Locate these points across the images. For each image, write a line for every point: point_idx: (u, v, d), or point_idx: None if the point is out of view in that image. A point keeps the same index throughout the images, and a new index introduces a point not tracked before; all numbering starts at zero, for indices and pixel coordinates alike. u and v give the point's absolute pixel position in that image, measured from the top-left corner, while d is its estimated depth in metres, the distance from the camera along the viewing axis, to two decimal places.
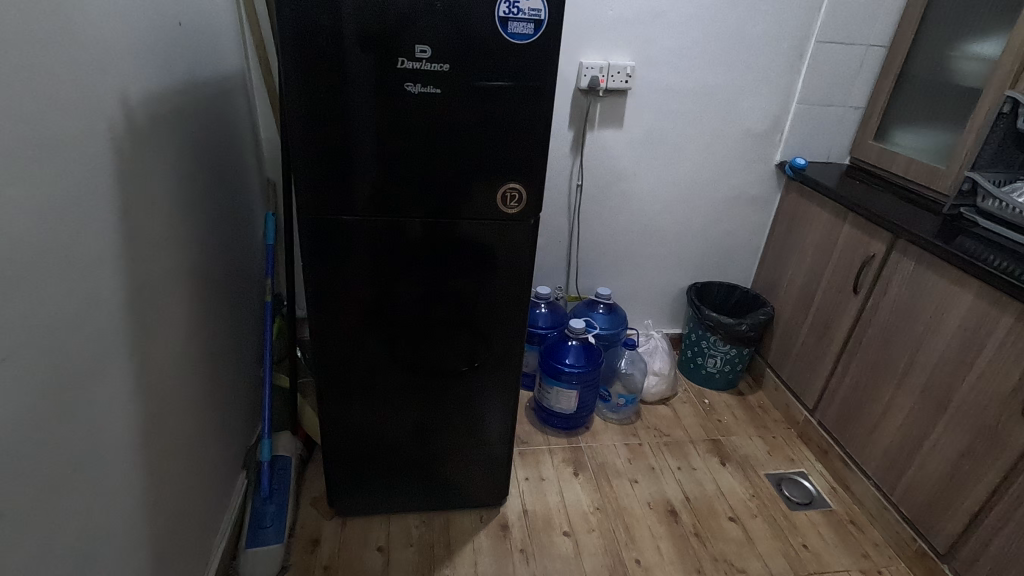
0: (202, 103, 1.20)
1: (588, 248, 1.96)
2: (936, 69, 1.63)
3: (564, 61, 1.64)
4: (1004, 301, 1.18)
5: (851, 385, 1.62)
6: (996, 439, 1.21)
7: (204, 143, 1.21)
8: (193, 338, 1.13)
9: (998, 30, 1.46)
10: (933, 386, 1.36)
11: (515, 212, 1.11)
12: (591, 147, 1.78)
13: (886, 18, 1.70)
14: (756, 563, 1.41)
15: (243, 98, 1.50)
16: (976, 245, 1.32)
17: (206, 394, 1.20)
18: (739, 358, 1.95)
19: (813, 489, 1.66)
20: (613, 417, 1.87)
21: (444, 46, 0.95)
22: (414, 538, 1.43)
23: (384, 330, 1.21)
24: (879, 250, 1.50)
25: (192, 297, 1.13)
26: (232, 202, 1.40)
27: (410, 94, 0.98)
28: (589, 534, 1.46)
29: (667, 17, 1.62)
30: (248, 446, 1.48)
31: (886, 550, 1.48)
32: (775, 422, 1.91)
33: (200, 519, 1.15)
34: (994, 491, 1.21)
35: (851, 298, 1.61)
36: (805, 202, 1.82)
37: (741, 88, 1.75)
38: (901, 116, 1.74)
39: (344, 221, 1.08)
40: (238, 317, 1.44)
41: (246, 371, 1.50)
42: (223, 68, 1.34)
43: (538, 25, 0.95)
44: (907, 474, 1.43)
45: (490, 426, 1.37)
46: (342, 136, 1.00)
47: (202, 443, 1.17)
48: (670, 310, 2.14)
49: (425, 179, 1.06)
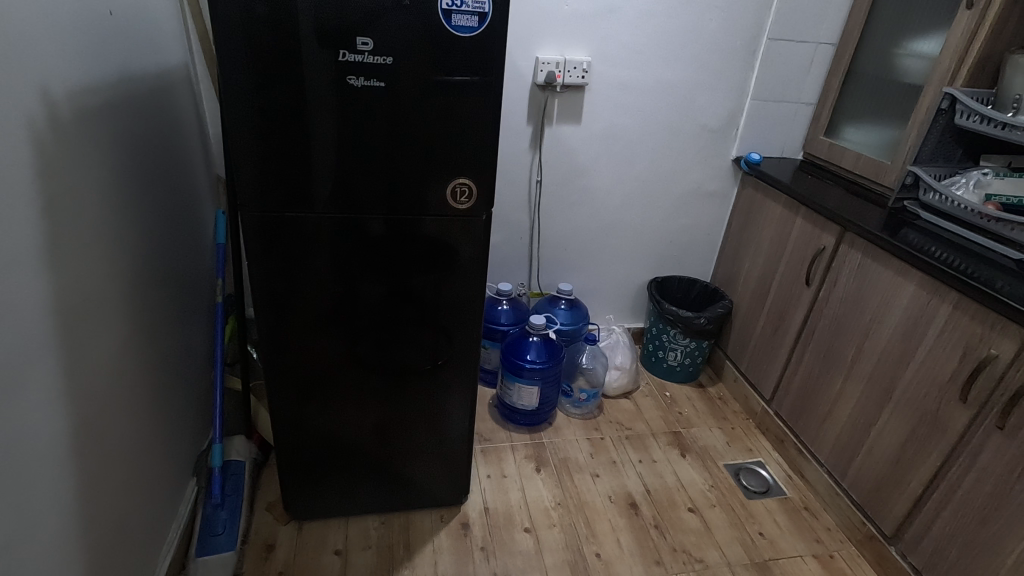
0: (139, 97, 1.15)
1: (550, 244, 1.96)
2: (881, 66, 1.68)
3: (519, 56, 1.64)
4: (943, 290, 1.23)
5: (805, 375, 1.65)
6: (936, 424, 1.25)
7: (141, 138, 1.16)
8: (132, 340, 1.09)
9: (937, 29, 1.51)
10: (879, 374, 1.40)
11: (466, 208, 1.09)
12: (550, 143, 1.78)
13: (835, 16, 1.74)
14: (714, 553, 1.44)
15: (188, 93, 1.45)
16: (919, 237, 1.36)
17: (148, 399, 1.15)
18: (699, 351, 1.98)
19: (770, 477, 1.69)
20: (576, 412, 1.88)
21: (386, 37, 0.92)
22: (372, 540, 1.41)
23: (342, 329, 1.19)
24: (829, 243, 1.54)
25: (130, 298, 1.08)
26: (177, 201, 1.35)
27: (355, 87, 0.95)
28: (550, 529, 1.47)
29: (623, 12, 1.63)
30: (199, 451, 1.44)
31: (837, 534, 1.52)
32: (734, 413, 1.94)
33: (143, 531, 1.11)
34: (936, 474, 1.25)
35: (804, 290, 1.65)
36: (760, 197, 1.86)
37: (697, 84, 1.78)
38: (850, 111, 1.78)
39: (297, 220, 1.05)
40: (186, 319, 1.39)
41: (195, 373, 1.45)
42: (163, 61, 1.29)
43: (482, 17, 0.94)
44: (856, 460, 1.47)
45: (450, 423, 1.36)
46: (286, 133, 0.98)
47: (145, 448, 1.13)
48: (632, 304, 2.16)
49: (378, 177, 1.04)
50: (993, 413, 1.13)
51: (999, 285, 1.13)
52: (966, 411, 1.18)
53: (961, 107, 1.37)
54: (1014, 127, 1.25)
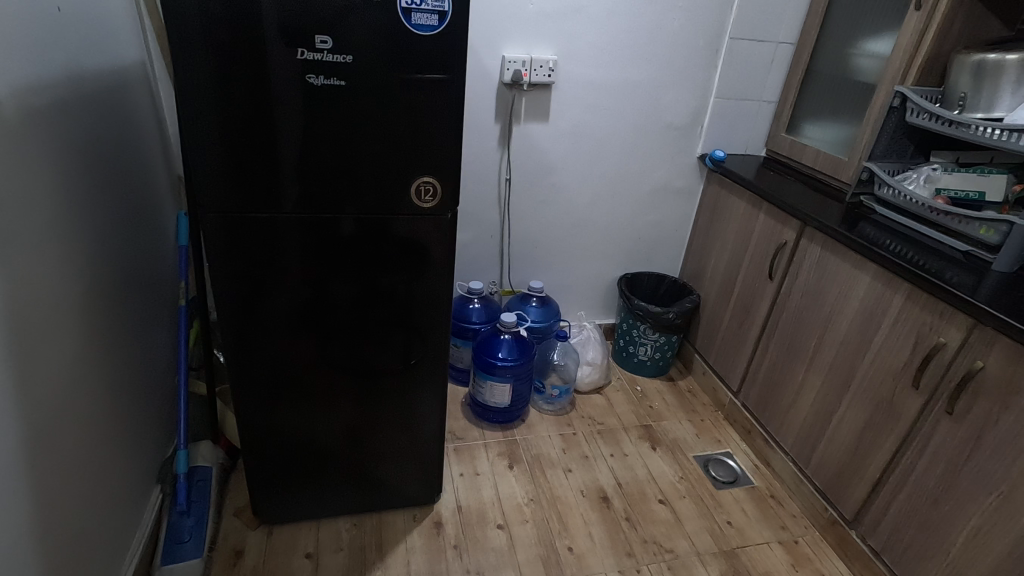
0: (91, 95, 1.12)
1: (520, 242, 1.97)
2: (838, 65, 1.73)
3: (485, 55, 1.64)
4: (896, 282, 1.27)
5: (770, 366, 1.69)
6: (891, 410, 1.30)
7: (94, 136, 1.12)
8: (87, 344, 1.06)
9: (888, 30, 1.56)
10: (839, 364, 1.44)
11: (431, 207, 1.09)
12: (518, 141, 1.79)
13: (793, 17, 1.78)
14: (683, 543, 1.47)
15: (145, 92, 1.41)
16: (875, 231, 1.41)
17: (107, 409, 1.12)
18: (668, 345, 2.01)
19: (737, 467, 1.73)
20: (549, 408, 1.89)
21: (344, 36, 0.92)
22: (344, 541, 1.40)
23: (313, 330, 1.17)
24: (790, 237, 1.59)
25: (85, 302, 1.05)
26: (134, 204, 1.31)
27: (315, 86, 0.94)
28: (522, 524, 1.48)
29: (588, 12, 1.64)
30: (163, 458, 1.41)
31: (802, 520, 1.56)
32: (703, 406, 1.98)
33: (104, 540, 1.08)
34: (892, 458, 1.30)
35: (767, 284, 1.69)
36: (724, 193, 1.89)
37: (662, 84, 1.81)
38: (809, 109, 1.83)
39: (263, 220, 1.04)
40: (147, 324, 1.36)
41: (158, 378, 1.42)
42: (118, 59, 1.26)
43: (442, 16, 0.95)
44: (819, 448, 1.52)
45: (421, 422, 1.35)
46: (249, 133, 0.96)
47: (104, 455, 1.10)
48: (603, 301, 2.19)
49: (344, 177, 1.03)
50: (943, 399, 1.18)
51: (948, 277, 1.18)
52: (919, 397, 1.23)
53: (911, 105, 1.43)
54: (961, 124, 1.30)
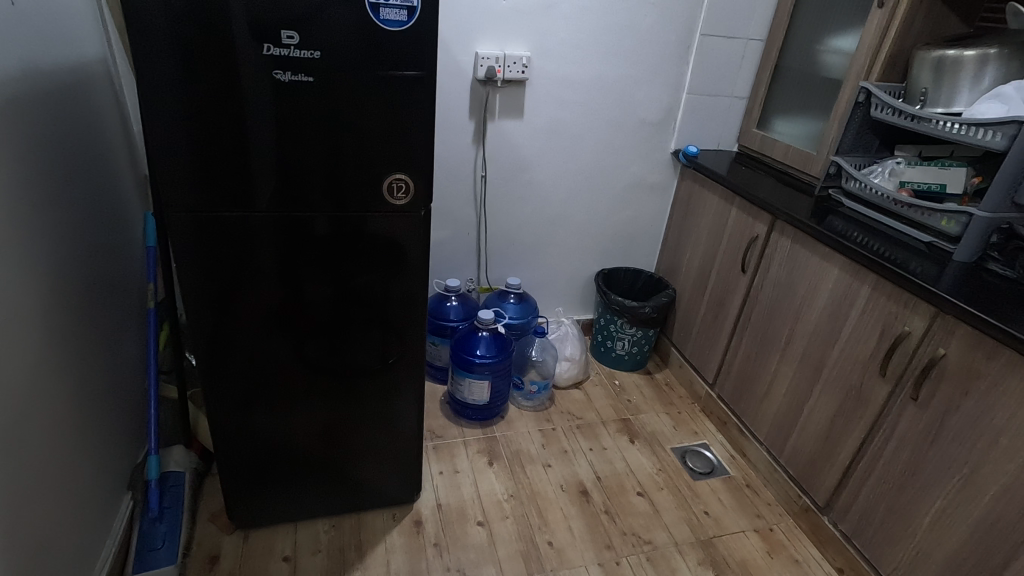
0: (49, 92, 1.08)
1: (497, 239, 1.97)
2: (806, 62, 1.76)
3: (458, 51, 1.63)
4: (863, 273, 1.30)
5: (743, 358, 1.72)
6: (860, 398, 1.33)
7: (53, 135, 1.09)
8: (51, 349, 1.03)
9: (853, 26, 1.60)
10: (810, 355, 1.47)
11: (404, 204, 1.08)
12: (492, 138, 1.79)
13: (762, 14, 1.81)
14: (662, 534, 1.48)
15: (108, 90, 1.38)
16: (844, 224, 1.44)
17: (72, 415, 1.09)
18: (645, 339, 2.03)
19: (714, 458, 1.76)
20: (528, 404, 1.89)
21: (311, 30, 0.90)
22: (323, 543, 1.38)
23: (289, 330, 1.16)
24: (761, 231, 1.62)
25: (47, 305, 1.03)
26: (98, 204, 1.28)
27: (282, 83, 0.93)
28: (502, 520, 1.48)
29: (560, 8, 1.65)
30: (134, 464, 1.38)
31: (777, 508, 1.60)
32: (680, 398, 2.01)
33: (72, 549, 1.06)
34: (861, 445, 1.34)
35: (740, 277, 1.72)
36: (698, 188, 1.92)
37: (635, 80, 1.82)
38: (779, 104, 1.86)
39: (234, 219, 1.02)
40: (114, 328, 1.33)
41: (127, 384, 1.39)
42: (78, 56, 1.22)
43: (411, 12, 0.93)
44: (792, 437, 1.55)
45: (400, 421, 1.34)
46: (218, 131, 0.94)
47: (70, 461, 1.07)
48: (581, 296, 2.20)
49: (317, 175, 1.02)
50: (908, 386, 1.21)
51: (913, 267, 1.21)
52: (886, 385, 1.26)
53: (875, 100, 1.46)
54: (922, 119, 1.33)
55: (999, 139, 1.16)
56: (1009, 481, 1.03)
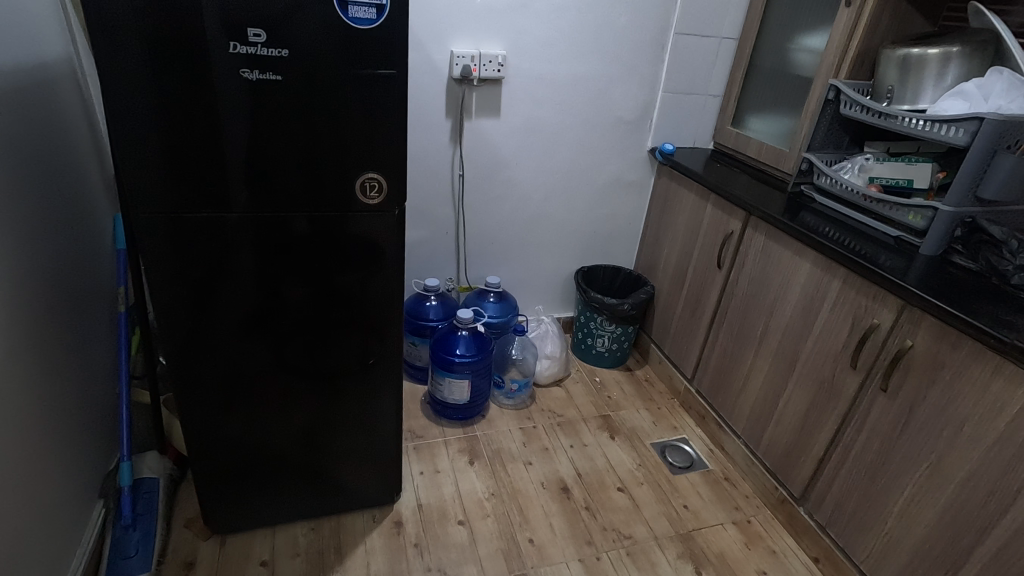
0: (11, 93, 1.06)
1: (476, 237, 1.97)
2: (778, 60, 1.79)
3: (433, 50, 1.62)
4: (833, 267, 1.33)
5: (720, 353, 1.75)
6: (832, 391, 1.36)
7: (15, 135, 1.06)
8: (16, 354, 1.01)
9: (823, 25, 1.62)
10: (784, 349, 1.50)
11: (377, 203, 1.07)
12: (469, 137, 1.78)
13: (734, 13, 1.83)
14: (642, 528, 1.50)
15: (73, 91, 1.35)
16: (816, 220, 1.46)
17: (40, 422, 1.07)
18: (625, 336, 2.05)
19: (693, 452, 1.78)
20: (509, 403, 1.90)
21: (277, 27, 0.89)
22: (302, 547, 1.37)
23: (267, 332, 1.14)
24: (736, 227, 1.64)
25: (12, 309, 1.00)
26: (65, 207, 1.25)
27: (249, 81, 0.91)
28: (483, 519, 1.48)
29: (534, 7, 1.65)
30: (106, 471, 1.35)
31: (754, 500, 1.62)
32: (660, 394, 2.02)
33: (42, 558, 1.04)
34: (834, 436, 1.36)
35: (716, 273, 1.74)
36: (674, 185, 1.94)
37: (611, 78, 1.83)
38: (752, 102, 1.89)
39: (208, 220, 1.00)
40: (83, 333, 1.30)
41: (97, 390, 1.36)
42: (41, 55, 1.19)
43: (379, 9, 0.93)
44: (768, 429, 1.57)
45: (377, 422, 1.33)
46: (187, 131, 0.93)
47: (39, 469, 1.05)
48: (561, 294, 2.21)
49: (291, 174, 1.01)
50: (877, 377, 1.24)
51: (881, 261, 1.23)
52: (856, 377, 1.29)
53: (844, 98, 1.49)
54: (888, 116, 1.35)
55: (960, 135, 1.19)
56: (973, 468, 1.06)
